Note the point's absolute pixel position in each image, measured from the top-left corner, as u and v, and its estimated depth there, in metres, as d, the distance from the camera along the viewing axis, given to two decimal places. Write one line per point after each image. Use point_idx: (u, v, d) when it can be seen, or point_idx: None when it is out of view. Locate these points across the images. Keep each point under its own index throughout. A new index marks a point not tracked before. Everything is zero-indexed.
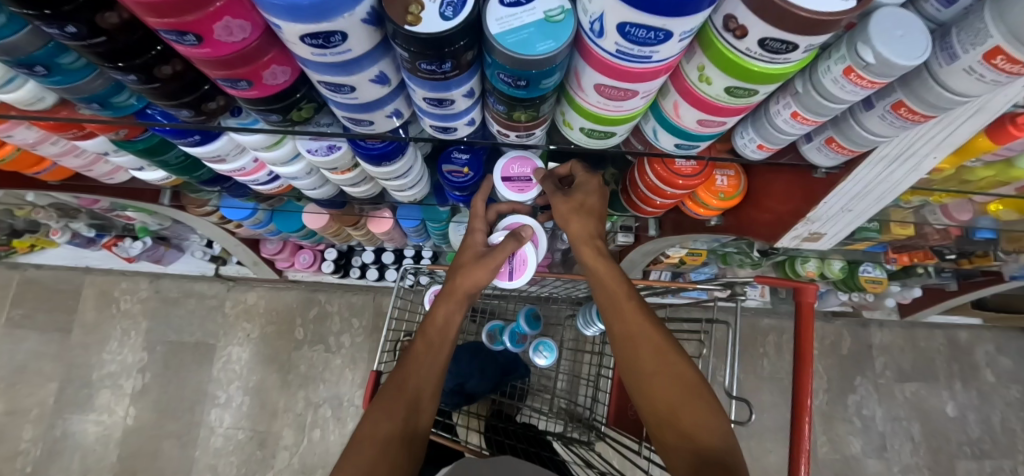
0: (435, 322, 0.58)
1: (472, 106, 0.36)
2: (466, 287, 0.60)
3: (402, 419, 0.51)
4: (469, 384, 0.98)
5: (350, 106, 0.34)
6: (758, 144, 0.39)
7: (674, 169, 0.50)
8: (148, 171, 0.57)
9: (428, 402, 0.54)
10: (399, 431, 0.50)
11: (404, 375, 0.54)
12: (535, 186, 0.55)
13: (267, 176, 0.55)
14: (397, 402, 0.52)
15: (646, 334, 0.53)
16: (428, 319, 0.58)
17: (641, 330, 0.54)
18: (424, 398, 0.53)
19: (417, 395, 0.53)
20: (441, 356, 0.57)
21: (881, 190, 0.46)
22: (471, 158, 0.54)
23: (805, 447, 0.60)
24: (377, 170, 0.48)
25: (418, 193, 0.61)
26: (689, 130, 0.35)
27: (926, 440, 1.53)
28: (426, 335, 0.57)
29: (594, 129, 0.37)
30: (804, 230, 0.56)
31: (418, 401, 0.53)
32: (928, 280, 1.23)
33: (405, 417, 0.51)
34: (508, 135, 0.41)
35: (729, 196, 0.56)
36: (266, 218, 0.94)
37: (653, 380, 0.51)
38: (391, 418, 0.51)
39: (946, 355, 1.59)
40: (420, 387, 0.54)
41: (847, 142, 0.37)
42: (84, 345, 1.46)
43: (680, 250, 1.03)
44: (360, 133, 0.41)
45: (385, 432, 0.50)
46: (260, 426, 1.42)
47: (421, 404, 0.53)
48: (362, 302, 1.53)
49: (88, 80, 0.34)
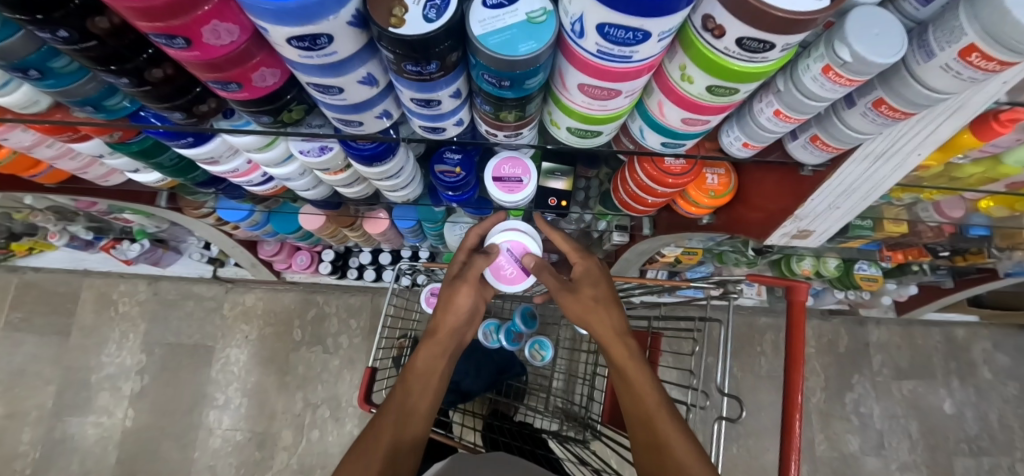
0: (419, 366, 0.57)
1: (459, 107, 0.37)
2: (448, 327, 0.61)
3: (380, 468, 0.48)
4: (463, 383, 1.00)
5: (339, 107, 0.35)
6: (743, 142, 0.39)
7: (663, 168, 0.51)
8: (143, 173, 0.57)
9: (409, 452, 0.51)
10: None
11: (385, 419, 0.52)
12: (524, 186, 0.54)
13: (261, 177, 0.55)
14: (375, 449, 0.49)
15: (644, 393, 0.53)
16: (409, 366, 0.57)
17: (640, 389, 0.54)
18: (404, 447, 0.51)
19: (398, 440, 0.51)
20: (423, 403, 0.55)
21: (867, 186, 0.46)
22: (462, 159, 0.55)
23: (796, 445, 0.60)
24: (369, 171, 0.48)
25: (412, 193, 0.61)
26: (674, 129, 0.36)
27: (924, 438, 1.53)
28: (407, 381, 0.56)
29: (581, 129, 0.37)
30: (793, 227, 0.57)
31: (399, 448, 0.50)
32: (924, 277, 1.24)
33: (382, 469, 0.48)
34: (497, 135, 0.41)
35: (719, 194, 0.57)
36: (263, 220, 0.94)
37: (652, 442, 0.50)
38: (368, 467, 0.48)
39: (943, 353, 1.59)
40: (401, 433, 0.51)
41: (831, 139, 0.37)
42: (82, 348, 1.47)
43: (676, 250, 1.04)
44: (350, 134, 0.41)
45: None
46: (259, 427, 1.43)
47: (402, 452, 0.50)
48: (360, 303, 1.53)
49: (81, 84, 0.35)
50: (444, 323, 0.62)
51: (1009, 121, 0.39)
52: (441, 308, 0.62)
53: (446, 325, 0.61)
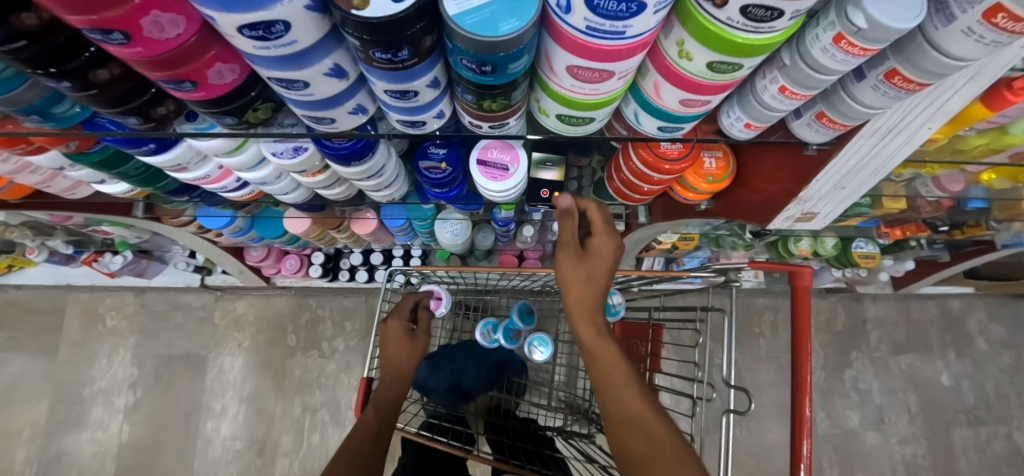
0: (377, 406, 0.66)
1: (439, 97, 0.34)
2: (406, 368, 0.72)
3: None
4: (464, 382, 0.95)
5: (308, 103, 0.32)
6: (745, 123, 0.37)
7: (659, 153, 0.48)
8: (110, 184, 0.54)
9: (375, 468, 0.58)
10: None
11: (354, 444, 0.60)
12: (501, 176, 0.51)
13: (236, 182, 0.52)
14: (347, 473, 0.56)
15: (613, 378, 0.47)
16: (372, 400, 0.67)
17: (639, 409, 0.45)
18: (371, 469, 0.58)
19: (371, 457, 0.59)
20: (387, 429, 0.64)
21: (875, 165, 0.44)
22: (448, 153, 0.51)
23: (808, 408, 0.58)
24: (348, 171, 0.44)
25: (396, 193, 0.58)
26: (671, 111, 0.33)
27: (923, 411, 1.54)
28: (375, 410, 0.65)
29: (570, 115, 0.35)
30: (797, 209, 0.55)
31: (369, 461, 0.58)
32: (921, 252, 1.23)
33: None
34: (481, 127, 0.38)
35: (718, 178, 0.55)
36: (247, 225, 0.92)
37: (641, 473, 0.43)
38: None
39: (938, 326, 1.60)
40: (372, 448, 0.60)
41: (839, 117, 0.35)
42: (71, 364, 1.43)
43: (672, 236, 1.03)
44: (324, 132, 0.38)
45: None
46: (258, 435, 1.40)
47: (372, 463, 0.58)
48: (354, 304, 1.49)
49: (22, 90, 0.31)
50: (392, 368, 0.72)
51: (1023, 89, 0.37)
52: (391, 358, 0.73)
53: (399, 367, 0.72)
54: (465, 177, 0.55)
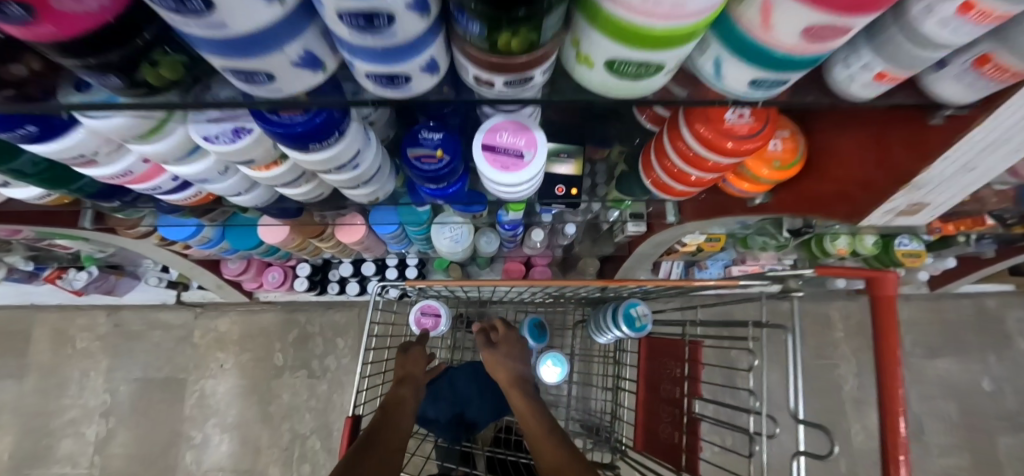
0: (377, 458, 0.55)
1: (429, 32, 0.24)
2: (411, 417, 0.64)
3: None
4: (469, 411, 0.84)
5: (223, 44, 0.21)
6: (883, 71, 0.31)
7: (725, 128, 0.36)
8: (17, 187, 0.42)
9: None
10: None
11: None
12: (513, 166, 0.40)
13: (172, 181, 0.40)
14: None
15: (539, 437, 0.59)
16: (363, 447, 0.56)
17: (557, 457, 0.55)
18: None
19: None
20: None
21: (1016, 135, 0.36)
22: (445, 138, 0.40)
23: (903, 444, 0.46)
24: (308, 158, 0.33)
25: (374, 192, 0.46)
26: (779, 51, 0.25)
27: (963, 420, 1.43)
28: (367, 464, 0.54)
29: (628, 61, 0.25)
30: (904, 200, 0.46)
31: None
32: (966, 249, 1.12)
33: None
34: (491, 86, 0.29)
35: (786, 164, 0.43)
36: (217, 236, 0.80)
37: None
38: None
39: (974, 326, 1.48)
40: None
41: (1010, 57, 0.28)
42: (38, 391, 1.31)
43: (698, 237, 0.93)
44: (263, 100, 0.27)
45: None
46: (243, 466, 1.28)
47: None
48: (346, 320, 1.36)
49: None
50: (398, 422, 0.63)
51: None
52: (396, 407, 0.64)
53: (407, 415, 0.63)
54: (461, 168, 0.43)
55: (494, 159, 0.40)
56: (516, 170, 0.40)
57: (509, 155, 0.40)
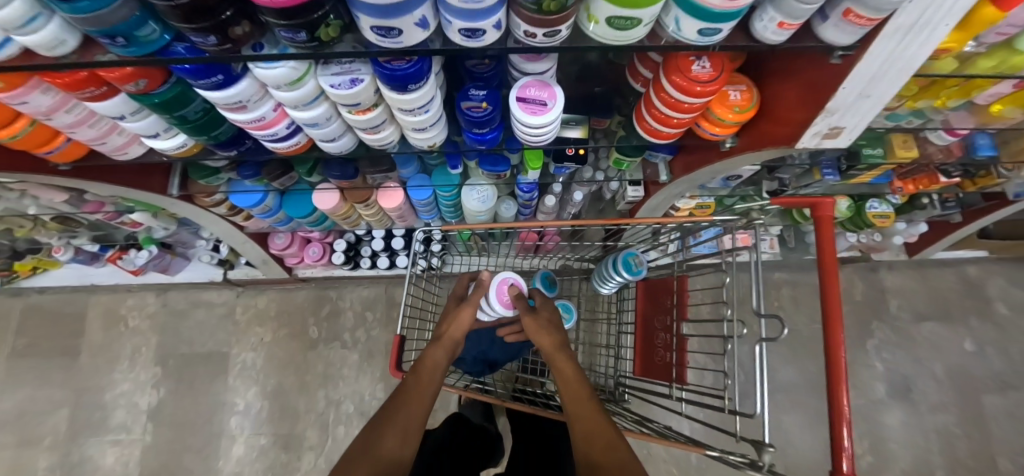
0: (431, 365, 0.70)
1: (498, 4, 0.36)
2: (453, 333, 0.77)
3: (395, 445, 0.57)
4: (491, 353, 0.96)
5: (375, 8, 0.34)
6: (844, 11, 0.39)
7: (691, 77, 0.50)
8: (163, 138, 0.56)
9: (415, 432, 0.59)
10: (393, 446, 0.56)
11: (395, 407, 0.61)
12: (540, 112, 0.54)
13: (286, 128, 0.54)
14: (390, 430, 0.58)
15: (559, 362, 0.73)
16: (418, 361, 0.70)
17: (584, 397, 0.66)
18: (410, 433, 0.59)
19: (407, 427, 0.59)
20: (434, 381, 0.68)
21: (896, 67, 0.45)
22: (488, 93, 0.54)
23: (841, 338, 0.58)
24: (400, 98, 0.47)
25: (436, 139, 0.59)
26: (716, 6, 0.36)
27: (948, 378, 1.54)
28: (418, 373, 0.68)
29: (620, 15, 0.37)
30: (823, 126, 0.54)
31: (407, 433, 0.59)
32: (932, 213, 1.27)
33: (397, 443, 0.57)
34: (534, 38, 0.40)
35: (744, 109, 0.57)
36: (275, 205, 0.94)
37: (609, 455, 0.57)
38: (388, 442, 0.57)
39: (960, 292, 1.61)
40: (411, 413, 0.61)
41: (866, 11, 0.38)
42: (93, 366, 1.44)
43: (689, 202, 1.08)
44: (383, 49, 0.40)
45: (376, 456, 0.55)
46: (283, 429, 1.40)
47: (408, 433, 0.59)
48: (373, 295, 1.51)
49: (114, 8, 0.34)
50: (450, 330, 0.78)
51: None
52: (448, 324, 0.79)
53: (450, 332, 0.77)
54: (502, 116, 0.57)
55: (524, 106, 0.54)
56: (542, 115, 0.54)
57: (538, 105, 0.54)
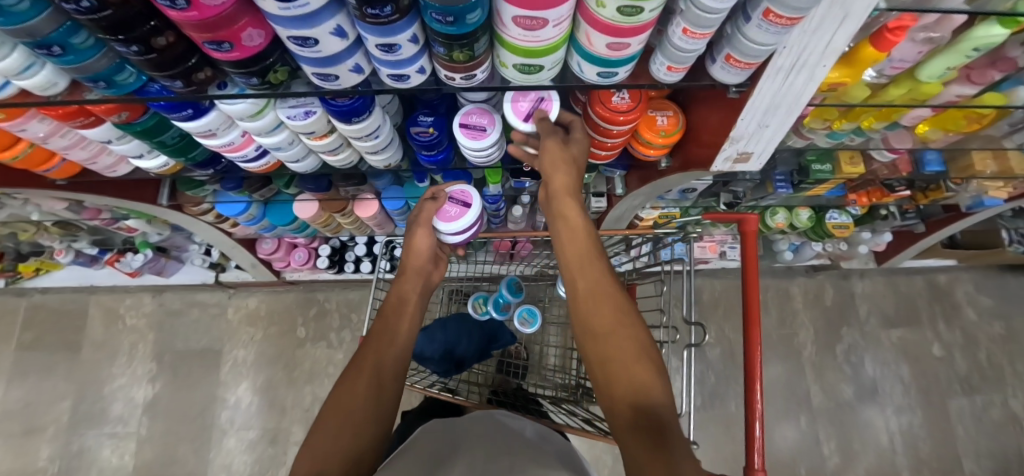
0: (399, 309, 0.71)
1: (418, 54, 0.42)
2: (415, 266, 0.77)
3: (370, 385, 0.59)
4: (458, 349, 1.03)
5: (314, 60, 0.41)
6: (726, 57, 0.45)
7: (612, 107, 0.56)
8: (147, 159, 0.63)
9: (392, 371, 0.62)
10: (365, 392, 0.58)
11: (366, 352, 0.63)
12: (481, 135, 0.59)
13: (255, 151, 0.61)
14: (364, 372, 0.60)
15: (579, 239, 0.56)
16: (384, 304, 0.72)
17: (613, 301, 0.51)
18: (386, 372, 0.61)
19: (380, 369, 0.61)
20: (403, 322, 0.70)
21: (788, 102, 0.52)
22: (435, 120, 0.60)
23: (757, 341, 0.63)
24: (349, 128, 0.53)
25: (391, 160, 0.66)
26: (603, 56, 0.42)
27: (916, 382, 1.58)
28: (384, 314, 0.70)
29: (524, 64, 0.43)
30: (732, 150, 0.62)
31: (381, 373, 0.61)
32: (894, 223, 1.32)
33: (370, 389, 0.58)
34: (455, 79, 0.46)
35: (670, 133, 0.63)
36: (259, 213, 1.00)
37: (607, 337, 0.49)
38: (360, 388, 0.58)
39: (927, 298, 1.66)
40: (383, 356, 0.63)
41: (741, 56, 0.43)
42: (93, 362, 1.51)
43: (652, 212, 1.14)
44: (328, 90, 0.47)
45: (350, 403, 0.56)
46: (270, 424, 1.46)
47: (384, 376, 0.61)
48: (359, 297, 1.58)
49: (95, 59, 0.41)
50: (410, 263, 0.78)
51: (899, 29, 0.46)
52: (406, 252, 0.78)
53: (413, 265, 0.77)
54: (449, 139, 0.63)
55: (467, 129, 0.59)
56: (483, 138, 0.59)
57: (479, 128, 0.60)
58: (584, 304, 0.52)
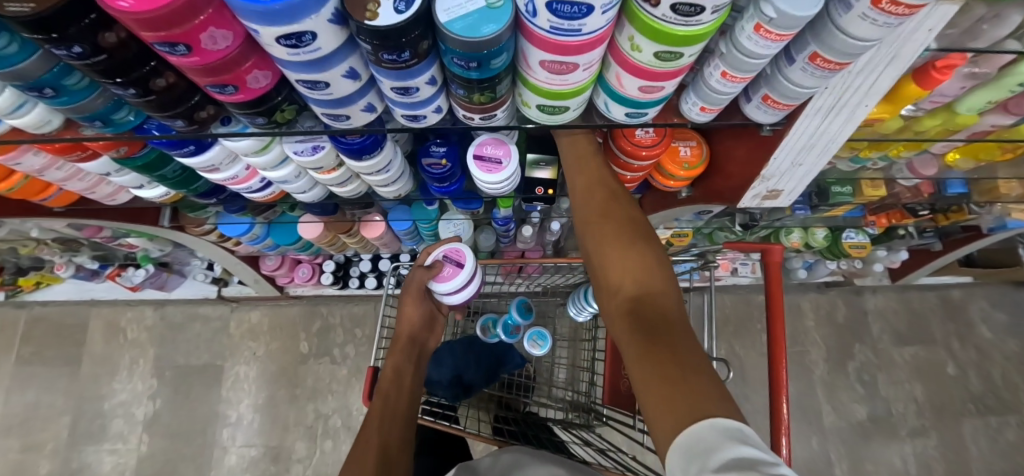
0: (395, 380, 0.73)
1: (436, 94, 0.40)
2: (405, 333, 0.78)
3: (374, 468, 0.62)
4: (466, 375, 1.00)
5: (326, 102, 0.38)
6: (763, 96, 0.42)
7: (635, 141, 0.54)
8: (148, 189, 0.60)
9: (395, 452, 0.65)
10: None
11: (367, 435, 0.66)
12: (495, 169, 0.57)
13: (259, 183, 0.58)
14: (365, 456, 0.63)
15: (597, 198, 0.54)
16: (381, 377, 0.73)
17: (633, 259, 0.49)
18: (390, 455, 0.64)
19: (384, 449, 0.64)
20: (401, 397, 0.72)
21: (823, 142, 0.49)
22: (447, 151, 0.58)
23: (784, 380, 0.60)
24: (360, 164, 0.51)
25: (402, 190, 0.63)
26: (634, 97, 0.39)
27: (930, 402, 1.54)
28: (382, 389, 0.72)
29: (547, 104, 0.40)
30: (762, 188, 0.59)
31: (387, 453, 0.64)
32: (912, 241, 1.29)
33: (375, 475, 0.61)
34: (473, 119, 0.44)
35: (693, 165, 0.60)
36: (263, 233, 0.98)
37: (616, 258, 0.50)
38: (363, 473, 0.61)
39: (941, 315, 1.62)
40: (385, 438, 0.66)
41: (780, 97, 0.41)
42: (94, 376, 1.49)
43: (666, 231, 1.10)
44: (338, 128, 0.44)
45: None
46: (272, 442, 1.44)
47: (390, 459, 0.63)
48: (363, 311, 1.55)
49: (91, 100, 0.38)
50: (401, 330, 0.78)
51: (946, 68, 0.44)
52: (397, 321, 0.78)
53: (404, 333, 0.77)
54: (463, 170, 0.60)
55: (479, 162, 0.57)
56: (497, 172, 0.57)
57: (493, 162, 0.57)
58: (596, 240, 0.53)
